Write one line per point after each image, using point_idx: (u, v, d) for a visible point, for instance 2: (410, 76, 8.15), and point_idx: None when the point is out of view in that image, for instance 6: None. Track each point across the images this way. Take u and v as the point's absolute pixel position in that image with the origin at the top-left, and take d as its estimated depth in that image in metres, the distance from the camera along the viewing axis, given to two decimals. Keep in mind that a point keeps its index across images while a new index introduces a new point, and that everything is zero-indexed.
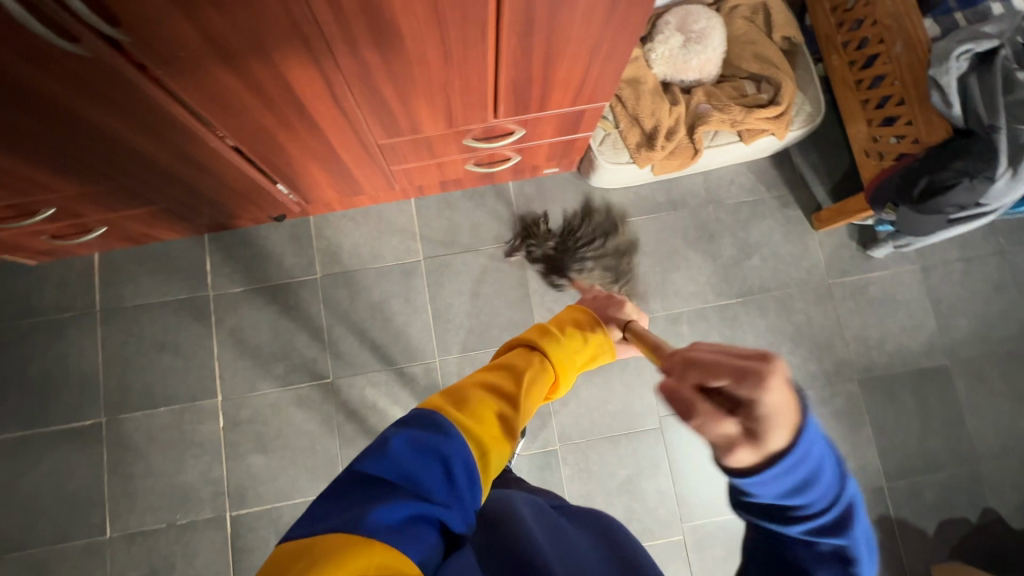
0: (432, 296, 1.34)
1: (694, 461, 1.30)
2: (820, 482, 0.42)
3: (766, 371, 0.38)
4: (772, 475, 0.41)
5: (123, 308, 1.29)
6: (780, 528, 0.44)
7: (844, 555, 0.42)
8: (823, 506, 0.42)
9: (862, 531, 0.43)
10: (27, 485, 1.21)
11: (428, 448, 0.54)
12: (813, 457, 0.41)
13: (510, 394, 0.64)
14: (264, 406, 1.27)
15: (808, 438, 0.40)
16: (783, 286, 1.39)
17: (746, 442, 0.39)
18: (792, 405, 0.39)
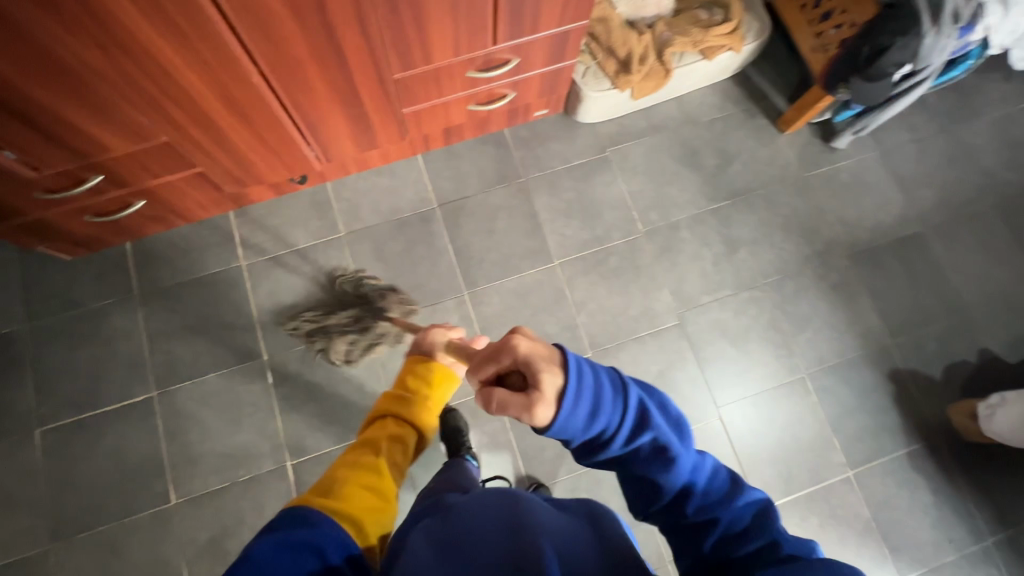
0: (452, 237, 1.44)
1: (717, 349, 1.40)
2: (607, 401, 0.61)
3: (513, 343, 0.62)
4: (563, 412, 0.60)
5: (161, 288, 1.35)
6: (606, 449, 0.63)
7: (653, 444, 0.62)
8: (621, 417, 0.62)
9: (658, 419, 0.63)
10: (86, 466, 1.23)
11: (300, 539, 0.64)
12: (587, 387, 0.61)
13: (371, 468, 0.80)
14: (310, 357, 1.33)
15: (573, 377, 0.60)
16: (764, 185, 1.53)
17: (540, 395, 0.59)
18: (542, 347, 0.62)
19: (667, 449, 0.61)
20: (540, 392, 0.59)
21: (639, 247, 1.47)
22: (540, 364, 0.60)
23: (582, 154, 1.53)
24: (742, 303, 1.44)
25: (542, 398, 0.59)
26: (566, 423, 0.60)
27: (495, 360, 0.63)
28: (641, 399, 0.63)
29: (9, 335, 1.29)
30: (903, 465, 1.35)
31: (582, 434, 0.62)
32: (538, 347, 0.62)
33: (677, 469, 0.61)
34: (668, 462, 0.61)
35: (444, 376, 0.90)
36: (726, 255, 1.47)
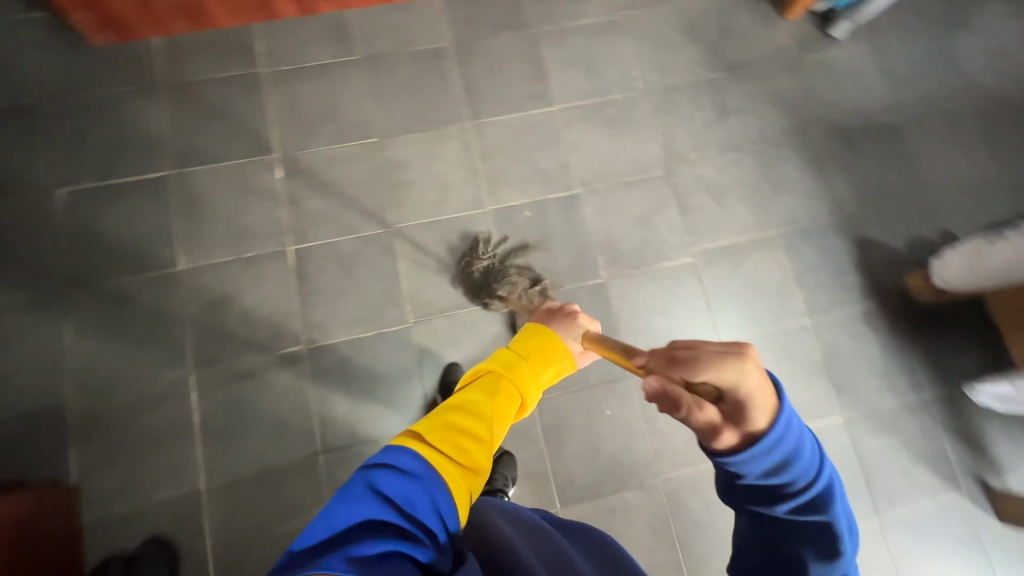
0: (460, 73, 1.52)
1: (697, 201, 1.50)
2: (804, 463, 0.57)
3: (745, 357, 0.56)
4: (757, 452, 0.55)
5: (183, 82, 1.43)
6: (773, 500, 0.58)
7: (821, 523, 0.57)
8: (807, 481, 0.57)
9: (836, 507, 0.58)
10: (101, 227, 1.32)
11: (401, 490, 0.61)
12: (789, 442, 0.56)
13: (478, 429, 0.72)
14: (317, 161, 1.42)
15: (786, 426, 0.56)
16: (760, 62, 1.61)
17: (738, 425, 0.56)
18: (765, 391, 0.56)
19: (832, 537, 0.56)
20: (723, 419, 0.56)
21: (635, 103, 1.55)
22: (751, 397, 0.55)
23: (591, 15, 1.61)
24: (726, 164, 1.53)
25: (736, 426, 0.56)
26: (752, 458, 0.56)
27: (711, 365, 0.56)
28: (830, 484, 0.58)
29: (33, 105, 1.36)
30: (857, 320, 1.45)
31: (762, 476, 0.57)
32: (765, 390, 0.56)
33: (832, 562, 0.56)
34: (828, 550, 0.56)
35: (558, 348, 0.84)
36: (715, 119, 1.56)
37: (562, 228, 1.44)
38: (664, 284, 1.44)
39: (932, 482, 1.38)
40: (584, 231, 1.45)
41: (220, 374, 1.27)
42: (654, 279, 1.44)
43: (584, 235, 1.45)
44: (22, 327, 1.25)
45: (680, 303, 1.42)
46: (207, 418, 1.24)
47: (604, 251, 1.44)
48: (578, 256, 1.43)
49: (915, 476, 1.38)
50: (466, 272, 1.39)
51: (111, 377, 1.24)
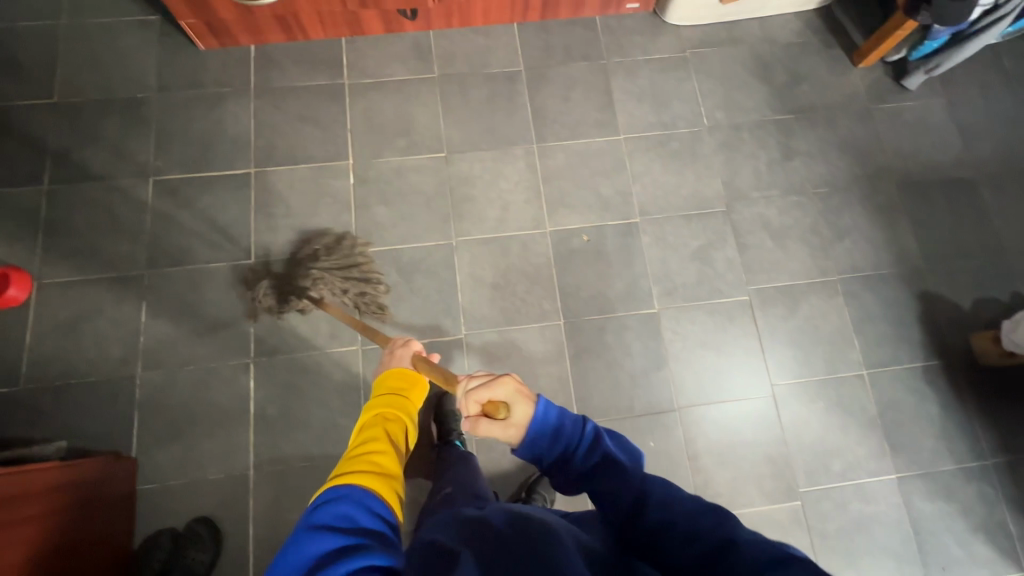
0: (531, 97, 1.57)
1: (757, 240, 1.49)
2: (567, 423, 0.78)
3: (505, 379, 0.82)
4: (530, 432, 0.78)
5: (272, 87, 1.52)
6: (570, 462, 0.76)
7: (603, 455, 0.75)
8: (580, 436, 0.77)
9: (610, 445, 0.76)
10: (184, 215, 1.40)
11: (336, 529, 0.64)
12: (546, 413, 0.79)
13: (382, 451, 0.81)
14: (388, 170, 1.48)
15: (540, 405, 0.79)
16: (829, 107, 1.61)
17: (514, 420, 0.79)
18: (517, 390, 0.81)
19: (613, 462, 0.73)
20: (512, 419, 0.79)
21: (700, 138, 1.57)
22: (517, 398, 0.80)
23: (662, 50, 1.65)
24: (788, 205, 1.52)
25: (516, 421, 0.79)
26: (530, 442, 0.79)
27: (481, 391, 0.82)
28: (597, 431, 0.77)
29: (140, 99, 1.48)
30: (917, 375, 1.41)
31: (549, 452, 0.78)
32: (519, 386, 0.82)
33: (626, 475, 0.70)
34: (614, 470, 0.72)
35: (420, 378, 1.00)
36: (780, 160, 1.56)
37: (618, 254, 1.46)
38: (717, 319, 1.43)
39: (991, 555, 1.31)
40: (640, 259, 1.46)
41: (279, 365, 1.31)
42: (707, 313, 1.43)
43: (640, 264, 1.46)
44: (104, 301, 1.32)
45: (732, 340, 1.41)
46: (262, 406, 1.29)
47: (659, 281, 1.44)
48: (632, 284, 1.44)
49: (973, 546, 1.31)
50: (521, 289, 1.41)
51: (178, 357, 1.30)
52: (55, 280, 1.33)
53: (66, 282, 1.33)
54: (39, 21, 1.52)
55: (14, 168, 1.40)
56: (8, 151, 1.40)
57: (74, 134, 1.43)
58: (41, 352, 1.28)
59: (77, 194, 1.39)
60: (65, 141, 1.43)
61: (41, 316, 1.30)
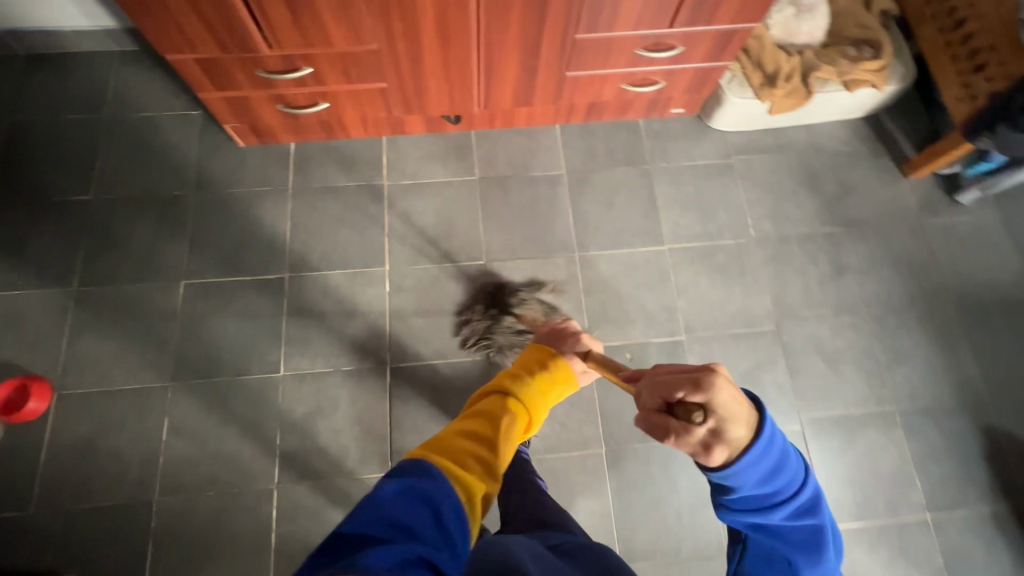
0: (573, 203, 1.54)
1: (808, 363, 1.42)
2: (788, 469, 0.65)
3: (710, 376, 0.63)
4: (749, 461, 0.63)
5: (311, 187, 1.49)
6: (752, 497, 0.66)
7: (812, 524, 0.67)
8: (792, 489, 0.66)
9: (816, 506, 0.68)
10: (215, 322, 1.35)
11: (416, 493, 0.63)
12: (777, 445, 0.64)
13: (484, 440, 0.79)
14: (426, 277, 1.43)
15: (768, 430, 0.64)
16: (881, 221, 1.56)
17: (724, 441, 0.62)
18: (737, 399, 0.63)
19: (817, 534, 0.68)
20: (720, 433, 0.62)
21: (748, 250, 1.51)
22: (734, 416, 0.62)
23: (708, 156, 1.61)
24: (841, 326, 1.45)
25: (720, 441, 0.62)
26: (747, 468, 0.63)
27: (682, 388, 0.63)
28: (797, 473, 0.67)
29: (177, 197, 1.45)
30: (986, 522, 1.31)
31: (757, 486, 0.65)
32: (731, 394, 0.63)
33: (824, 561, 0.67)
34: (815, 545, 0.67)
35: (568, 372, 0.96)
36: (831, 276, 1.50)
37: None
38: None
39: None
40: None
41: (304, 492, 1.24)
42: None
43: None
44: (126, 414, 1.26)
45: None
46: (284, 538, 1.20)
47: None
48: None
49: None
50: (561, 412, 1.35)
51: (199, 480, 1.23)
52: (77, 390, 1.27)
53: (88, 392, 1.28)
54: (82, 113, 1.51)
55: (44, 268, 1.36)
56: (40, 250, 1.38)
57: (107, 234, 1.40)
58: (56, 472, 1.21)
59: (106, 297, 1.35)
60: (98, 241, 1.40)
61: (58, 432, 1.24)
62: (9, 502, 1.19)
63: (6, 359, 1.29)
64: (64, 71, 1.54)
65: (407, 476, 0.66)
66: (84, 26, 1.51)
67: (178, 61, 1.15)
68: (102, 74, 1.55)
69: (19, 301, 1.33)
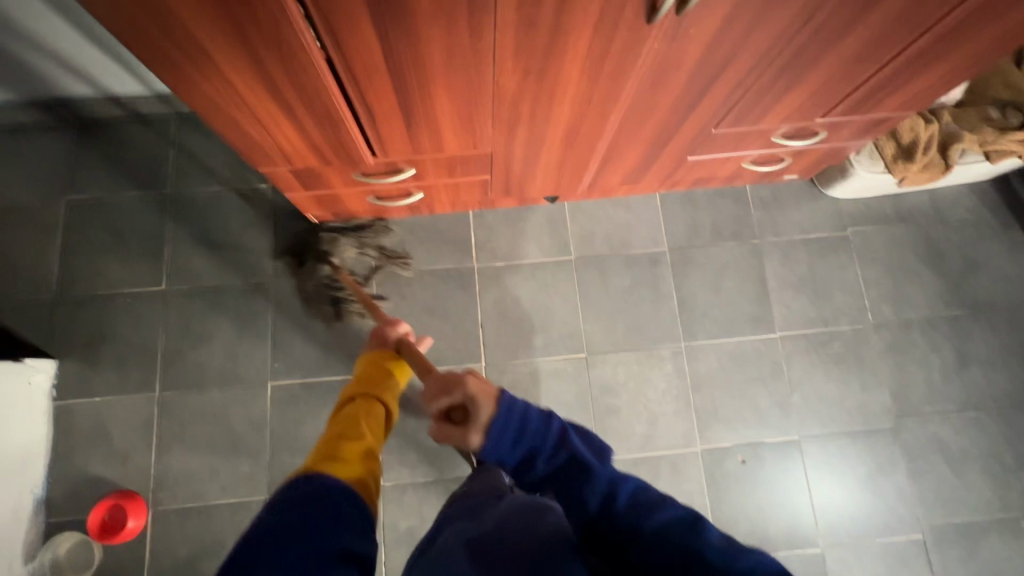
0: (678, 286, 1.42)
1: (930, 464, 1.34)
2: (531, 419, 0.69)
3: (461, 375, 0.74)
4: (491, 435, 0.68)
5: (396, 272, 1.38)
6: (534, 469, 0.69)
7: (569, 458, 0.67)
8: (542, 432, 0.69)
9: (576, 441, 0.69)
10: (307, 428, 1.28)
11: (304, 501, 0.57)
12: (513, 408, 0.69)
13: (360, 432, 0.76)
14: (526, 374, 1.34)
15: (503, 403, 0.70)
16: (1010, 303, 1.44)
17: (472, 426, 0.70)
18: (485, 391, 0.71)
19: (584, 463, 0.66)
20: (475, 422, 0.70)
21: (866, 338, 1.41)
22: (474, 401, 0.71)
23: (822, 228, 1.48)
24: (964, 424, 1.36)
25: (473, 427, 0.69)
26: (495, 446, 0.69)
27: (442, 396, 0.73)
28: (562, 426, 0.70)
29: (253, 285, 1.35)
30: None
31: (512, 456, 0.69)
32: (482, 386, 0.72)
33: (595, 482, 0.64)
34: (585, 475, 0.65)
35: (404, 364, 1.00)
36: (956, 368, 1.39)
37: (778, 480, 1.32)
38: (888, 561, 1.29)
39: None
40: (802, 485, 1.32)
41: None
42: (877, 554, 1.29)
43: (802, 491, 1.32)
44: (226, 532, 1.22)
45: None
46: None
47: (821, 513, 1.31)
48: (793, 516, 1.31)
49: None
50: None
51: None
52: (172, 506, 1.22)
53: (183, 509, 1.22)
54: (143, 188, 1.38)
55: (124, 371, 1.28)
56: (118, 351, 1.29)
57: (186, 331, 1.31)
58: None
59: (191, 402, 1.28)
60: (177, 339, 1.31)
61: (158, 553, 1.20)
62: None
63: (97, 474, 1.23)
64: (119, 139, 1.40)
65: (289, 491, 0.58)
66: (137, 90, 1.36)
67: (271, 171, 1.03)
68: (159, 142, 1.41)
69: (102, 410, 1.26)
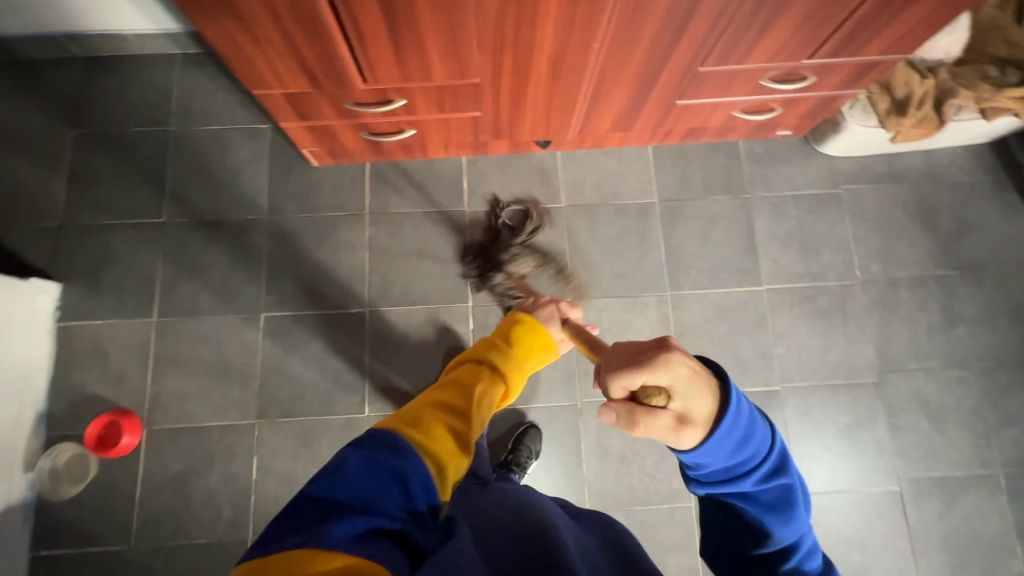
0: (666, 236, 1.44)
1: (911, 419, 1.35)
2: (758, 435, 0.58)
3: (673, 351, 0.58)
4: (715, 431, 0.57)
5: (389, 213, 1.41)
6: (737, 480, 0.58)
7: (779, 491, 0.58)
8: (762, 453, 0.58)
9: (793, 476, 0.60)
10: (296, 359, 1.32)
11: (383, 464, 0.54)
12: (743, 415, 0.57)
13: (465, 414, 0.66)
14: None
15: (736, 401, 0.57)
16: (1001, 265, 1.44)
17: (686, 417, 0.57)
18: (700, 378, 0.58)
19: (786, 502, 0.58)
20: (685, 412, 0.57)
21: (852, 294, 1.41)
22: (693, 383, 0.57)
23: (813, 185, 1.48)
24: (948, 382, 1.37)
25: (689, 415, 0.57)
26: (712, 442, 0.57)
27: (650, 366, 0.58)
28: (785, 455, 0.60)
29: (251, 221, 1.39)
30: None
31: (719, 456, 0.58)
32: (695, 370, 0.58)
33: (786, 527, 0.57)
34: (784, 513, 0.57)
35: (550, 340, 0.83)
36: (942, 326, 1.40)
37: None
38: (864, 511, 1.31)
39: None
40: (781, 434, 1.34)
41: None
42: (851, 503, 1.31)
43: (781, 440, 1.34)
44: (216, 453, 1.26)
45: (879, 537, 1.29)
46: None
47: (799, 461, 1.33)
48: None
49: None
50: (650, 463, 1.33)
51: None
52: (166, 426, 1.27)
53: (176, 429, 1.27)
54: (148, 125, 1.43)
55: (124, 298, 1.33)
56: (118, 278, 1.34)
57: (184, 262, 1.36)
58: (152, 509, 1.23)
59: (187, 329, 1.32)
60: (175, 269, 1.35)
61: (151, 469, 1.25)
62: (108, 537, 1.21)
63: (95, 393, 1.28)
64: (125, 77, 1.44)
65: (373, 443, 0.56)
66: (143, 29, 1.40)
67: (265, 95, 1.06)
68: (164, 80, 1.45)
69: (102, 333, 1.31)
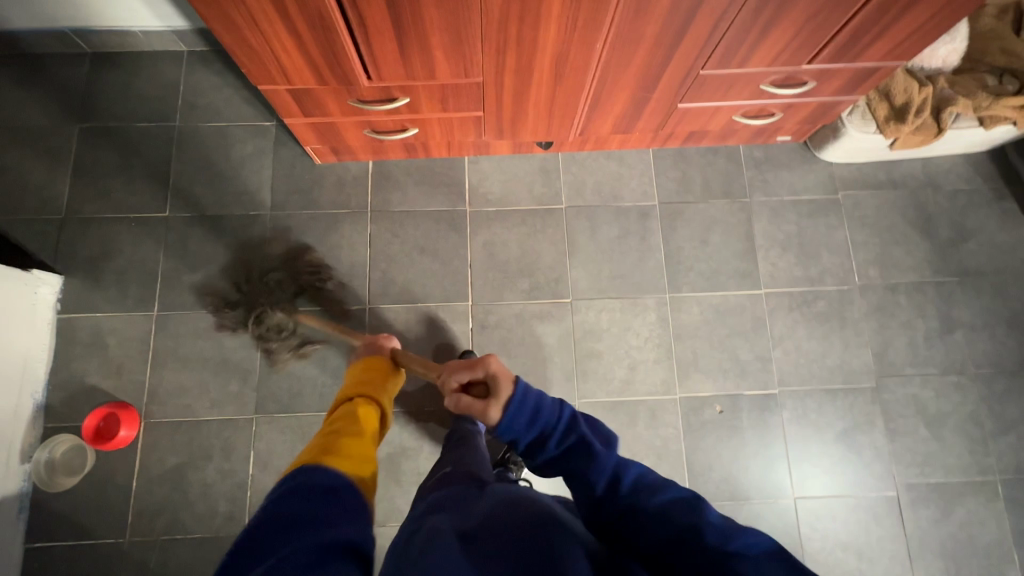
0: (666, 238, 1.44)
1: (908, 424, 1.35)
2: (546, 406, 0.76)
3: (485, 359, 0.85)
4: (510, 412, 0.76)
5: (390, 211, 1.42)
6: (545, 449, 0.74)
7: (580, 438, 0.72)
8: (556, 423, 0.74)
9: (585, 428, 0.73)
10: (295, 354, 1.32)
11: (308, 490, 0.66)
12: (528, 398, 0.76)
13: (361, 431, 0.82)
14: (510, 315, 1.37)
15: (519, 388, 0.77)
16: (999, 273, 1.44)
17: (495, 401, 0.78)
18: (499, 368, 0.83)
19: (590, 445, 0.70)
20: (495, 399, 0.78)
21: (851, 298, 1.42)
22: (500, 377, 0.81)
23: (813, 190, 1.49)
24: (945, 388, 1.37)
25: (495, 401, 0.78)
26: (511, 422, 0.76)
27: (465, 372, 0.86)
28: (573, 414, 0.75)
29: (253, 216, 1.40)
30: None
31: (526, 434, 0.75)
32: (499, 367, 0.83)
33: (599, 463, 0.68)
34: (589, 453, 0.69)
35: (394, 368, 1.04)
36: (939, 332, 1.40)
37: (755, 431, 1.34)
38: (861, 516, 1.30)
39: None
40: (778, 437, 1.34)
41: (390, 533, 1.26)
42: (848, 508, 1.30)
43: (778, 443, 1.34)
44: (214, 447, 1.26)
45: (875, 541, 1.28)
46: None
47: (795, 465, 1.32)
48: (768, 466, 1.32)
49: None
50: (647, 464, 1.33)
51: None
52: (164, 419, 1.27)
53: (174, 422, 1.27)
54: (153, 121, 1.44)
55: (125, 291, 1.34)
56: (120, 271, 1.35)
57: (185, 256, 1.36)
58: (148, 502, 1.23)
59: (187, 323, 1.33)
60: (177, 263, 1.36)
61: (148, 462, 1.25)
62: (104, 529, 1.21)
63: (93, 385, 1.28)
64: (132, 73, 1.46)
65: (294, 480, 0.67)
66: (151, 25, 1.42)
67: (271, 91, 1.07)
68: (171, 76, 1.46)
69: (103, 325, 1.32)
